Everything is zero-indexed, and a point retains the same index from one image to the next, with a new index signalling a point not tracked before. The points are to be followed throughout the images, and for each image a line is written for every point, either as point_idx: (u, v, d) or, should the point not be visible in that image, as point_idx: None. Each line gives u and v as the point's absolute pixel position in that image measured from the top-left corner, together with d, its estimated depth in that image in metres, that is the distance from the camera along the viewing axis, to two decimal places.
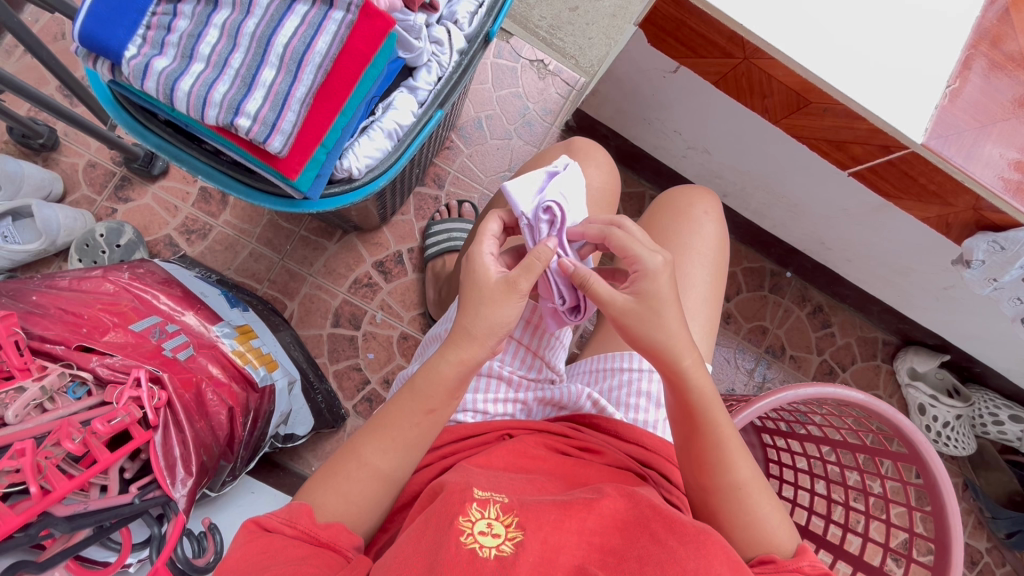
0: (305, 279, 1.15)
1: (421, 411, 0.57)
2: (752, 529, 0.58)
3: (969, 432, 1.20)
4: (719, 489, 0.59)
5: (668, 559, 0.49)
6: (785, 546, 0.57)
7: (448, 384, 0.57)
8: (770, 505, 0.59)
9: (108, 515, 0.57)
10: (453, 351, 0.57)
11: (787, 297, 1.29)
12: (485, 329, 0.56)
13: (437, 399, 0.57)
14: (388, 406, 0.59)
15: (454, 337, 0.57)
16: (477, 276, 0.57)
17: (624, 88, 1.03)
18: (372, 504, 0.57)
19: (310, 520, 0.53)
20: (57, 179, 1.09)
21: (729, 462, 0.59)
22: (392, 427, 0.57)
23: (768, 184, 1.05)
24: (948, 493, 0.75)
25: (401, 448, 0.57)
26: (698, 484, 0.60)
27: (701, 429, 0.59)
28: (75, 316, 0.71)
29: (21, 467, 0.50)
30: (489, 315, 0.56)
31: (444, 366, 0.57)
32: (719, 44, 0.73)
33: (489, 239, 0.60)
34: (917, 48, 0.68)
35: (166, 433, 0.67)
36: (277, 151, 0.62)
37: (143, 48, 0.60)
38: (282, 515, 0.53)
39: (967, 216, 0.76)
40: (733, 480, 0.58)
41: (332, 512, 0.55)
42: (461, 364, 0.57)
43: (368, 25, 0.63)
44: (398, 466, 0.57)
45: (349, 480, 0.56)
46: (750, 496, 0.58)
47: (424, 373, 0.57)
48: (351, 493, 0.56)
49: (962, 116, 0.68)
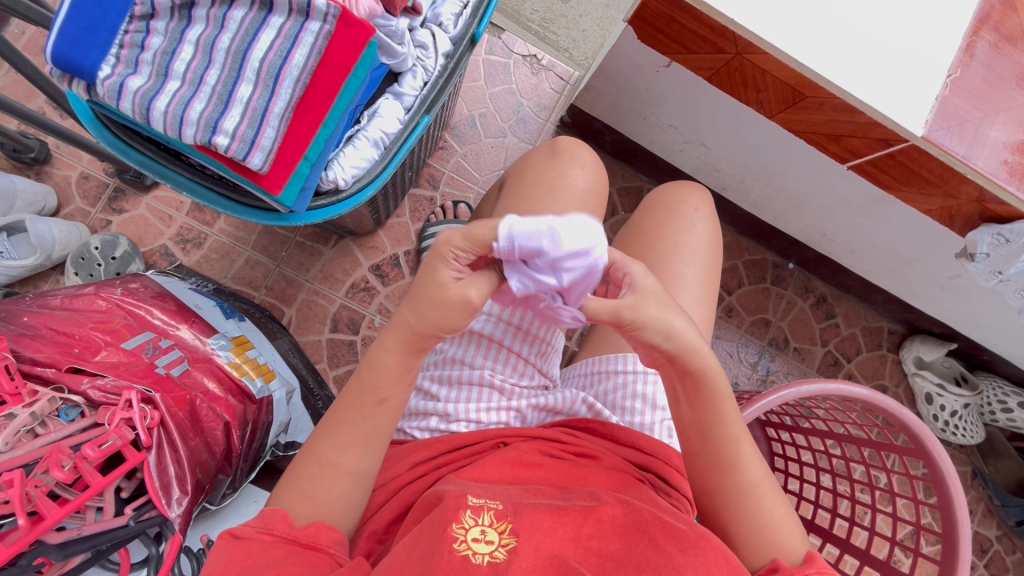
0: (302, 285, 1.14)
1: (372, 402, 0.56)
2: (764, 531, 0.57)
3: (978, 420, 1.19)
4: (725, 492, 0.58)
5: (665, 564, 0.48)
6: (796, 551, 0.56)
7: (396, 371, 0.55)
8: (782, 507, 0.58)
9: (103, 539, 0.59)
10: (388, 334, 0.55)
11: (790, 288, 1.27)
12: (423, 325, 0.52)
13: (387, 388, 0.56)
14: (338, 401, 0.58)
15: (393, 324, 0.54)
16: (429, 285, 0.50)
17: (618, 83, 1.01)
18: (342, 502, 0.56)
19: (287, 524, 0.52)
20: (50, 194, 1.08)
21: (738, 462, 0.58)
22: (347, 422, 0.56)
23: (767, 176, 1.02)
24: (956, 487, 0.74)
25: (358, 442, 0.56)
26: (708, 480, 0.59)
27: (709, 432, 0.58)
28: (66, 336, 0.71)
29: (10, 498, 0.51)
30: (427, 314, 0.51)
31: (390, 356, 0.54)
32: (710, 39, 0.71)
33: (448, 252, 0.49)
34: (915, 35, 0.65)
35: (160, 452, 0.67)
36: (258, 167, 0.62)
37: (117, 67, 0.59)
38: (258, 524, 0.53)
39: (972, 208, 0.74)
40: (741, 484, 0.58)
41: (302, 513, 0.54)
42: (407, 351, 0.54)
43: (347, 33, 0.62)
44: (361, 459, 0.56)
45: (314, 482, 0.55)
46: (756, 496, 0.57)
47: (368, 365, 0.55)
48: (318, 494, 0.55)
49: (964, 105, 0.65)
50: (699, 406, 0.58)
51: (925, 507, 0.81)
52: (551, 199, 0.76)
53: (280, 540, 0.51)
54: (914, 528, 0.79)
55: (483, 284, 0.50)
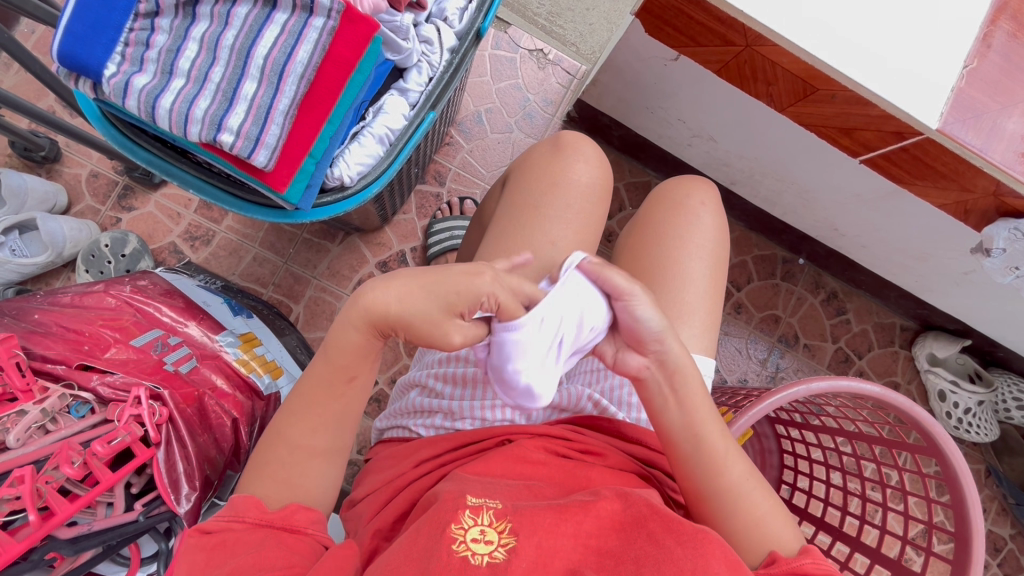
0: (309, 282, 1.14)
1: (343, 380, 0.55)
2: (756, 527, 0.56)
3: (992, 417, 1.17)
4: (716, 492, 0.58)
5: (666, 560, 0.48)
6: (791, 546, 0.56)
7: (360, 350, 0.53)
8: (772, 503, 0.58)
9: (112, 535, 0.59)
10: (357, 314, 0.51)
11: (800, 285, 1.25)
12: (398, 311, 0.51)
13: (353, 365, 0.54)
14: (307, 382, 0.55)
15: (368, 304, 0.51)
16: (438, 294, 0.50)
17: (625, 78, 1.00)
18: (319, 483, 0.56)
19: (260, 510, 0.52)
20: (61, 192, 1.09)
21: (728, 462, 0.58)
22: (320, 405, 0.55)
23: (777, 171, 1.01)
24: (970, 484, 0.73)
25: (329, 424, 0.56)
26: (703, 479, 0.59)
27: (698, 435, 0.59)
28: (76, 334, 0.72)
29: (21, 494, 0.52)
30: (416, 318, 0.51)
31: (355, 334, 0.52)
32: (720, 32, 0.70)
33: (478, 299, 0.50)
34: (930, 25, 0.64)
35: (170, 449, 0.68)
36: (263, 165, 0.62)
37: (122, 65, 0.60)
38: (227, 513, 0.52)
39: (988, 202, 0.72)
40: (730, 479, 0.58)
41: (273, 496, 0.54)
42: (369, 331, 0.52)
43: (352, 30, 0.62)
44: (331, 439, 0.56)
45: (286, 466, 0.55)
46: (747, 494, 0.57)
47: (333, 344, 0.53)
48: (292, 477, 0.55)
49: (981, 97, 0.64)
50: (687, 406, 0.60)
51: (939, 506, 0.79)
52: (555, 193, 0.76)
53: (250, 523, 0.51)
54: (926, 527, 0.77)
55: (468, 336, 0.52)
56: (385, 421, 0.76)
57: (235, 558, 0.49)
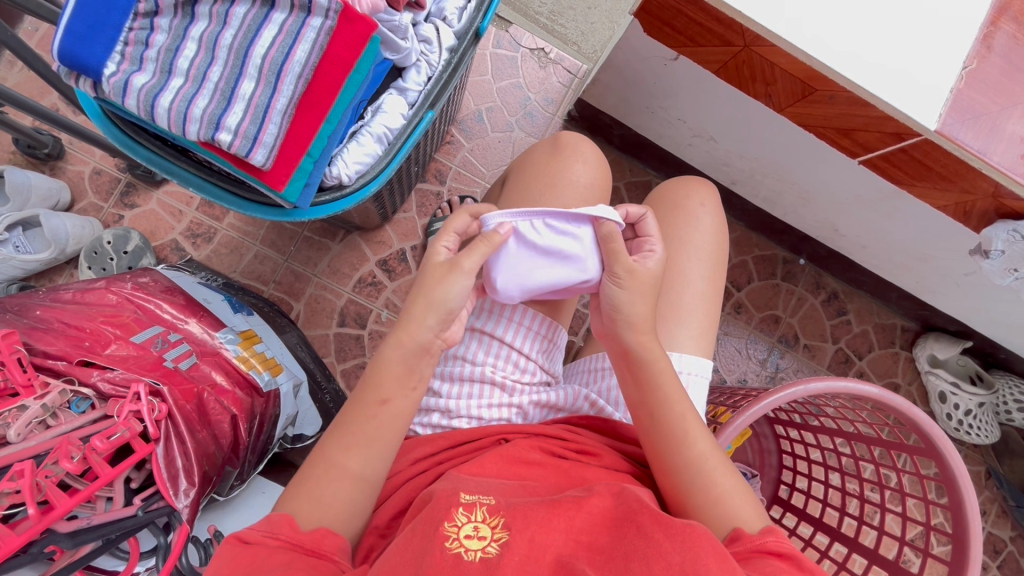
0: (310, 280, 1.15)
1: (374, 401, 0.58)
2: (714, 503, 0.57)
3: (993, 419, 1.17)
4: (675, 468, 0.59)
5: (653, 553, 0.48)
6: (752, 523, 0.55)
7: (397, 371, 0.59)
8: (735, 483, 0.58)
9: (111, 529, 0.59)
10: (399, 335, 0.59)
11: (800, 285, 1.25)
12: (421, 309, 0.59)
13: (388, 387, 0.59)
14: (346, 408, 0.60)
15: (399, 326, 0.60)
16: (427, 268, 0.61)
17: (625, 77, 1.00)
18: (347, 506, 0.55)
19: (292, 529, 0.52)
20: (64, 189, 1.10)
21: (687, 437, 0.60)
22: (353, 424, 0.58)
23: (777, 171, 1.01)
24: (968, 486, 0.72)
25: (364, 444, 0.57)
26: (667, 452, 0.60)
27: (655, 410, 0.61)
28: (77, 329, 0.73)
29: (20, 488, 0.52)
30: (430, 293, 0.59)
31: (391, 354, 0.59)
32: (718, 32, 0.70)
33: (449, 233, 0.62)
34: (930, 25, 0.64)
35: (168, 444, 0.68)
36: (261, 164, 0.62)
37: (122, 64, 0.60)
38: (262, 529, 0.52)
39: (987, 203, 0.72)
40: (694, 453, 0.59)
41: (305, 518, 0.53)
42: (404, 350, 0.59)
43: (350, 29, 0.63)
44: (364, 462, 0.57)
45: (321, 485, 0.55)
46: (710, 470, 0.58)
47: (374, 372, 0.59)
48: (323, 496, 0.55)
49: (980, 98, 0.63)
50: (652, 381, 0.62)
51: (938, 507, 0.79)
52: (553, 194, 0.76)
53: (281, 542, 0.50)
54: (923, 528, 0.77)
55: (473, 253, 0.60)
56: None
57: (232, 552, 0.49)
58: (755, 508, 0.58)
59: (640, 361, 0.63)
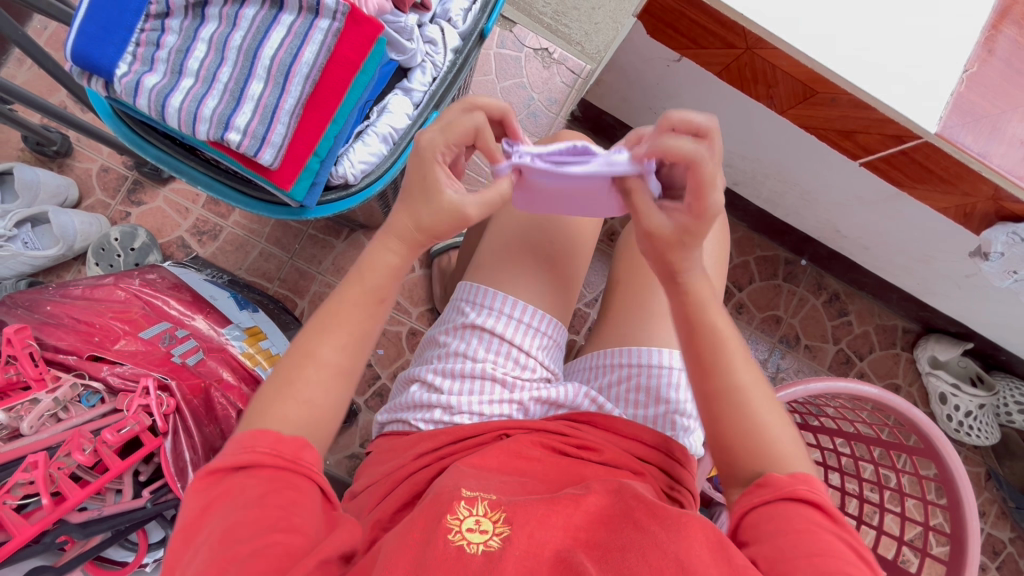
0: (314, 277, 1.16)
1: (370, 298, 0.53)
2: (750, 433, 0.54)
3: (993, 421, 1.17)
4: (711, 396, 0.55)
5: (648, 542, 0.49)
6: (790, 465, 0.52)
7: (391, 266, 0.54)
8: (776, 418, 0.55)
9: (121, 520, 0.60)
10: (393, 229, 0.53)
11: (802, 285, 1.26)
12: (420, 202, 0.51)
13: (382, 284, 0.54)
14: (330, 297, 0.53)
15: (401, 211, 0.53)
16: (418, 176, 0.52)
17: (628, 77, 1.01)
18: (332, 406, 0.52)
19: (274, 442, 0.47)
20: (72, 186, 1.11)
21: (730, 364, 0.55)
22: (339, 317, 0.52)
23: (779, 172, 1.02)
24: (967, 487, 0.73)
25: (353, 343, 0.52)
26: (705, 379, 0.56)
27: (692, 334, 0.56)
28: (87, 325, 0.74)
29: (34, 479, 0.53)
30: (424, 199, 0.51)
31: (388, 247, 0.53)
32: (721, 35, 0.71)
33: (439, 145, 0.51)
34: (932, 29, 0.64)
35: (177, 439, 0.69)
36: (269, 163, 0.63)
37: (133, 65, 0.61)
38: (234, 447, 0.48)
39: (988, 205, 0.73)
40: (734, 384, 0.55)
41: (278, 418, 0.49)
42: (403, 244, 0.53)
43: (357, 31, 0.63)
44: (349, 361, 0.52)
45: (306, 385, 0.50)
46: (750, 403, 0.54)
47: (367, 263, 0.53)
48: (310, 398, 0.50)
49: (982, 101, 0.64)
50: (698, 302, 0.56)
51: (936, 507, 0.80)
52: None
53: (258, 454, 0.47)
54: (921, 526, 0.78)
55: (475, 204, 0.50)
56: (386, 415, 0.76)
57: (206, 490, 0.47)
58: (795, 445, 0.54)
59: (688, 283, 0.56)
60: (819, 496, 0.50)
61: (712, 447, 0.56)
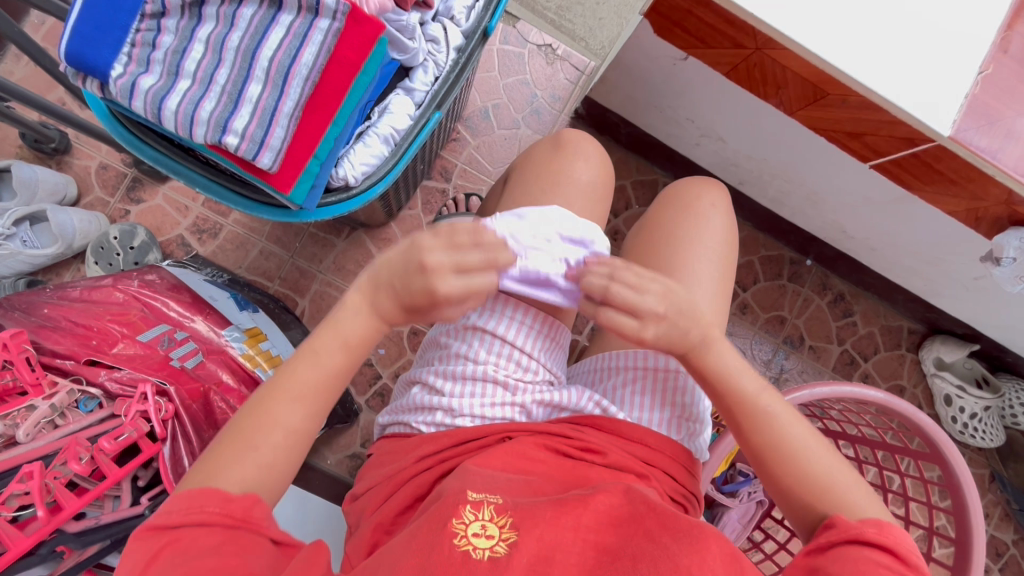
0: (315, 276, 1.15)
1: (330, 360, 0.56)
2: (808, 483, 0.57)
3: (998, 423, 1.16)
4: (762, 455, 0.60)
5: (663, 556, 0.49)
6: (858, 507, 0.55)
7: (357, 333, 0.57)
8: (830, 462, 0.58)
9: (118, 529, 0.60)
10: (360, 302, 0.58)
11: (806, 286, 1.24)
12: (397, 283, 0.56)
13: (344, 348, 0.57)
14: (286, 364, 0.56)
15: (371, 290, 0.58)
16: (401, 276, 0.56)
17: (634, 75, 0.99)
18: (281, 468, 0.53)
19: (222, 500, 0.48)
20: (71, 183, 1.10)
21: (766, 421, 0.60)
22: (296, 378, 0.55)
23: (786, 172, 1.00)
24: (973, 493, 0.72)
25: (313, 405, 0.55)
26: (754, 439, 0.60)
27: (729, 398, 0.62)
28: (85, 328, 0.73)
29: (29, 490, 0.53)
30: (400, 279, 0.56)
31: (357, 316, 0.58)
32: (729, 34, 0.70)
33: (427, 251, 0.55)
34: (948, 28, 0.62)
35: (175, 444, 0.69)
36: (268, 167, 0.62)
37: (129, 66, 0.60)
38: (181, 507, 0.47)
39: (1000, 209, 0.71)
40: (780, 438, 0.59)
41: (237, 477, 0.50)
42: (371, 315, 0.58)
43: (358, 31, 0.62)
44: (303, 420, 0.54)
45: (261, 447, 0.52)
46: (800, 453, 0.58)
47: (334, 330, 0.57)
48: (266, 460, 0.52)
49: (997, 104, 0.62)
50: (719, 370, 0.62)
51: (941, 512, 0.79)
52: (556, 191, 0.75)
53: (209, 513, 0.47)
54: (925, 530, 0.77)
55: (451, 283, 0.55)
56: (387, 416, 0.75)
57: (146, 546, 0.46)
58: (861, 486, 0.57)
59: (701, 360, 0.62)
60: (890, 538, 0.51)
61: (782, 504, 0.60)
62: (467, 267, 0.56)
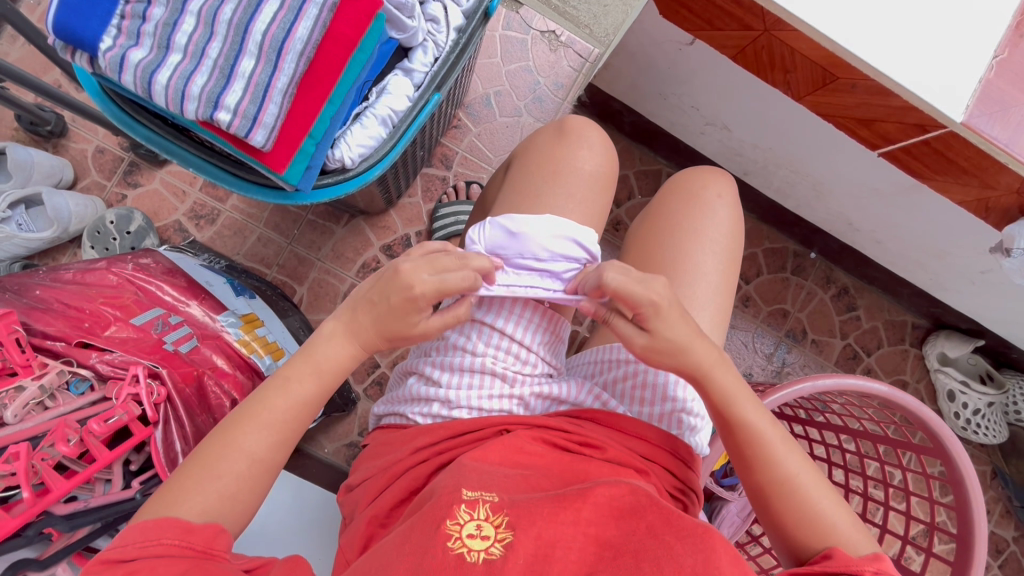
0: (313, 264, 1.14)
1: (304, 388, 0.57)
2: (809, 524, 0.56)
3: (1002, 420, 1.15)
4: (761, 488, 0.59)
5: (666, 555, 0.48)
6: (853, 546, 0.54)
7: (338, 359, 0.59)
8: (829, 498, 0.57)
9: (109, 512, 0.59)
10: (341, 330, 0.60)
11: (810, 279, 1.23)
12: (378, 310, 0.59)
13: (321, 376, 0.58)
14: (257, 392, 0.56)
15: (351, 321, 0.60)
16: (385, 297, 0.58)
17: (638, 61, 0.97)
18: (246, 497, 0.53)
19: (182, 530, 0.48)
20: (67, 166, 1.09)
21: (772, 459, 0.59)
22: (263, 407, 0.55)
23: (792, 163, 0.99)
24: (975, 488, 0.71)
25: (281, 434, 0.55)
26: (754, 472, 0.59)
27: (734, 430, 0.60)
28: (77, 311, 0.72)
29: (15, 471, 0.52)
30: (383, 303, 0.58)
31: (338, 342, 0.59)
32: (737, 15, 0.68)
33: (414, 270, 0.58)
34: (964, 10, 0.60)
35: (168, 428, 0.68)
36: (261, 145, 0.61)
37: (118, 39, 0.58)
38: (137, 539, 0.47)
39: (1011, 199, 0.70)
40: (782, 473, 0.58)
41: (197, 507, 0.50)
42: (349, 343, 0.59)
43: (354, 5, 0.61)
44: (268, 449, 0.54)
45: (225, 476, 0.52)
46: (800, 488, 0.57)
47: (312, 357, 0.58)
48: (227, 490, 0.52)
49: (1013, 89, 0.60)
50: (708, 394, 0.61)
51: (942, 507, 0.77)
52: (558, 181, 0.74)
53: (166, 544, 0.47)
54: (925, 525, 0.76)
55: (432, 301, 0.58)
56: (383, 407, 0.75)
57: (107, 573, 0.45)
58: (856, 523, 0.57)
59: (709, 388, 0.61)
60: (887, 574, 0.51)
61: (773, 534, 0.59)
62: (442, 269, 0.59)
